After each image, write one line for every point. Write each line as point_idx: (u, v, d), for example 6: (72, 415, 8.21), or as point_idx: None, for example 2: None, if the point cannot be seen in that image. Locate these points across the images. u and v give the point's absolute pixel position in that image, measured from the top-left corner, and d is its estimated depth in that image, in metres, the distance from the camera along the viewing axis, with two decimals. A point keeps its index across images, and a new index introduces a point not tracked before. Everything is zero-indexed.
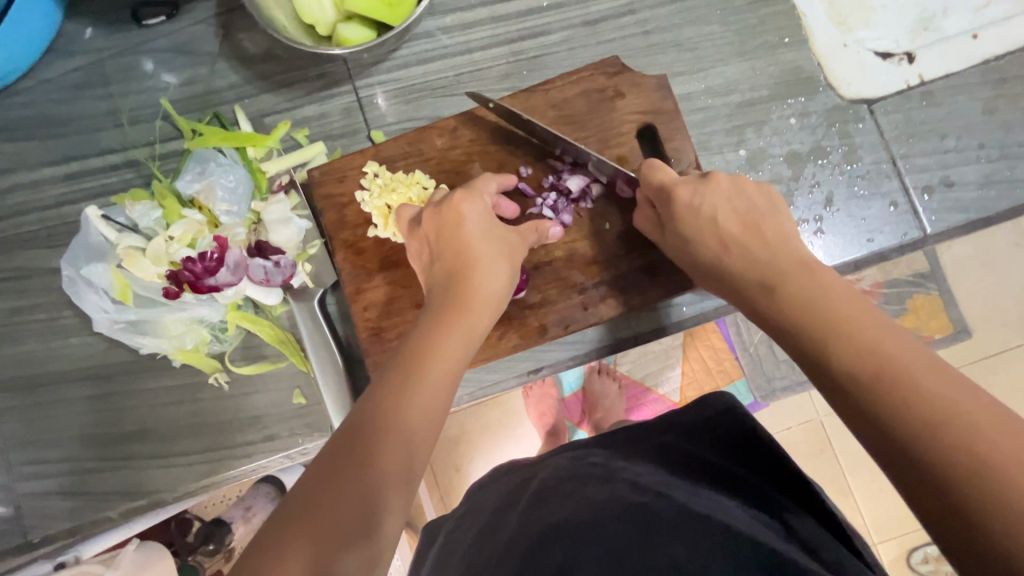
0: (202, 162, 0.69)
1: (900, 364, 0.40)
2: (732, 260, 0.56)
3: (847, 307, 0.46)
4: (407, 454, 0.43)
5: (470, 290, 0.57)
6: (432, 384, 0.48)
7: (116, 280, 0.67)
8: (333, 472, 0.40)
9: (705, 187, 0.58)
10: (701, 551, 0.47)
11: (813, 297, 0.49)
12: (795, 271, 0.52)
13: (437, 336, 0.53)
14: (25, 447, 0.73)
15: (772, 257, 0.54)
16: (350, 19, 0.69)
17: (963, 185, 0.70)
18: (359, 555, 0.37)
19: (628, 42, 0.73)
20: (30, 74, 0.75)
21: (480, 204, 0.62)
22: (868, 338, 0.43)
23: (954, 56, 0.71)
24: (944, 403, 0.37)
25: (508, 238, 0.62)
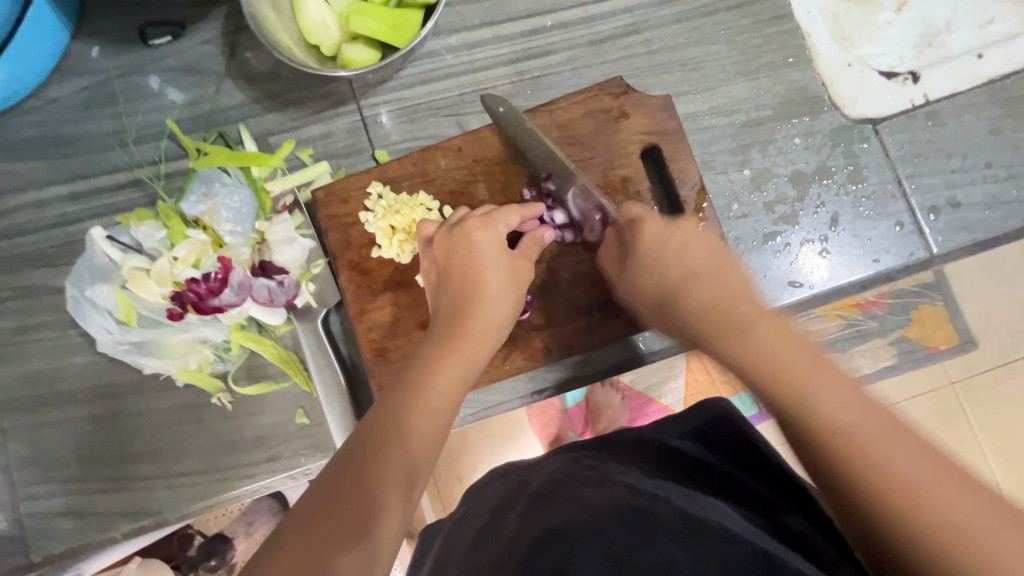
0: (207, 183, 0.68)
1: (850, 419, 0.43)
2: (691, 295, 0.57)
3: (787, 349, 0.49)
4: (399, 472, 0.45)
5: (474, 315, 0.57)
6: (436, 409, 0.50)
7: (120, 301, 0.68)
8: (337, 490, 0.42)
9: (674, 226, 0.60)
10: (697, 553, 0.46)
11: (772, 346, 0.49)
12: (744, 308, 0.53)
13: (439, 359, 0.53)
14: (28, 467, 0.72)
15: (725, 298, 0.55)
16: (355, 40, 0.70)
17: (971, 206, 0.69)
18: (356, 558, 0.39)
19: (632, 61, 0.73)
20: (38, 94, 0.76)
21: (496, 232, 0.60)
22: (821, 393, 0.45)
23: (960, 75, 0.71)
24: (898, 463, 0.41)
25: (519, 266, 0.61)
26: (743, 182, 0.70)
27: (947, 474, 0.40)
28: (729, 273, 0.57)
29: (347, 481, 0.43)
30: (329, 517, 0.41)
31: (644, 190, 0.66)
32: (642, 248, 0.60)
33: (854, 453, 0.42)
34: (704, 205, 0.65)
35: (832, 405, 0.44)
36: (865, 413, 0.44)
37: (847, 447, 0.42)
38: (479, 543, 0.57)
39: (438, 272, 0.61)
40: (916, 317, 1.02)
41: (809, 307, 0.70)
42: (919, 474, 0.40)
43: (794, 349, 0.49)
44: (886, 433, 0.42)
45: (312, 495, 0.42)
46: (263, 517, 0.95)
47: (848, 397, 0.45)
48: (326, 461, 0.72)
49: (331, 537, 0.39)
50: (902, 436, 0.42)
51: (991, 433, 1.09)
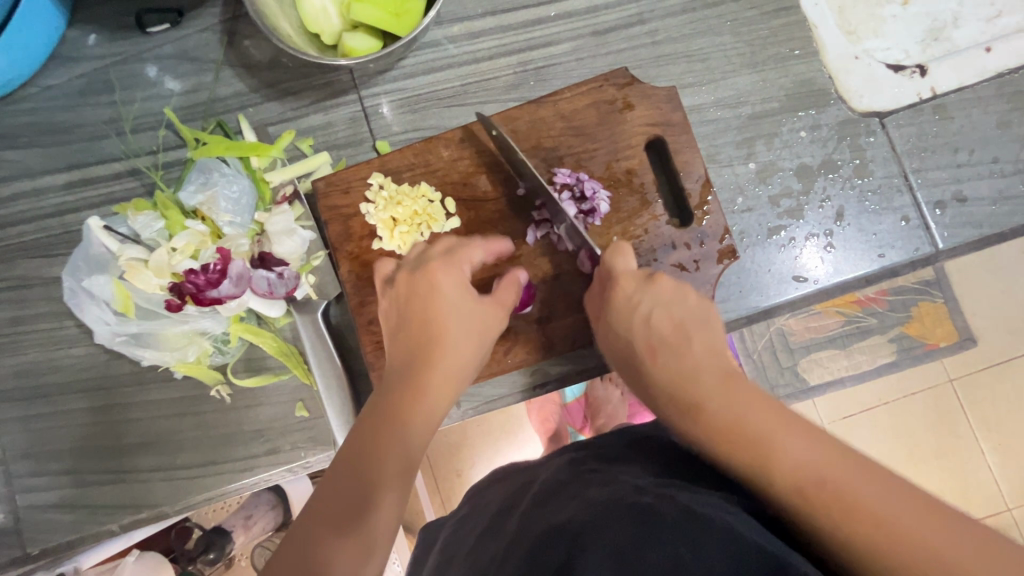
0: (204, 173, 0.67)
1: (799, 460, 0.43)
2: (659, 364, 0.56)
3: (736, 408, 0.49)
4: (393, 475, 0.50)
5: (448, 347, 0.59)
6: (419, 425, 0.54)
7: (117, 291, 0.67)
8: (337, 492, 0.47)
9: (647, 287, 0.59)
10: (702, 549, 0.45)
11: (733, 413, 0.48)
12: (700, 381, 0.53)
13: (419, 383, 0.57)
14: (26, 458, 0.72)
15: (686, 377, 0.54)
16: (355, 29, 0.69)
17: (977, 201, 0.69)
18: (354, 548, 0.44)
19: (636, 52, 0.72)
20: (33, 81, 0.74)
21: (459, 273, 0.61)
22: (776, 445, 0.45)
23: (968, 68, 0.70)
24: (885, 511, 0.39)
25: (488, 310, 0.61)
26: (748, 176, 0.69)
27: (929, 506, 0.39)
28: (694, 335, 0.57)
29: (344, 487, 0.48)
30: (330, 518, 0.45)
31: (648, 183, 0.66)
32: (612, 307, 0.60)
33: (814, 508, 0.41)
34: (708, 198, 0.64)
35: (800, 460, 0.43)
36: (801, 447, 0.44)
37: (818, 501, 0.41)
38: (484, 543, 0.57)
39: (399, 310, 0.61)
40: (916, 314, 1.02)
41: (813, 301, 0.69)
42: (895, 506, 0.39)
43: (761, 412, 0.47)
44: (863, 475, 0.41)
45: (313, 504, 0.47)
46: (262, 510, 0.96)
47: (811, 451, 0.44)
48: (326, 454, 0.72)
49: (331, 534, 0.44)
50: (880, 475, 0.41)
51: (991, 431, 1.09)
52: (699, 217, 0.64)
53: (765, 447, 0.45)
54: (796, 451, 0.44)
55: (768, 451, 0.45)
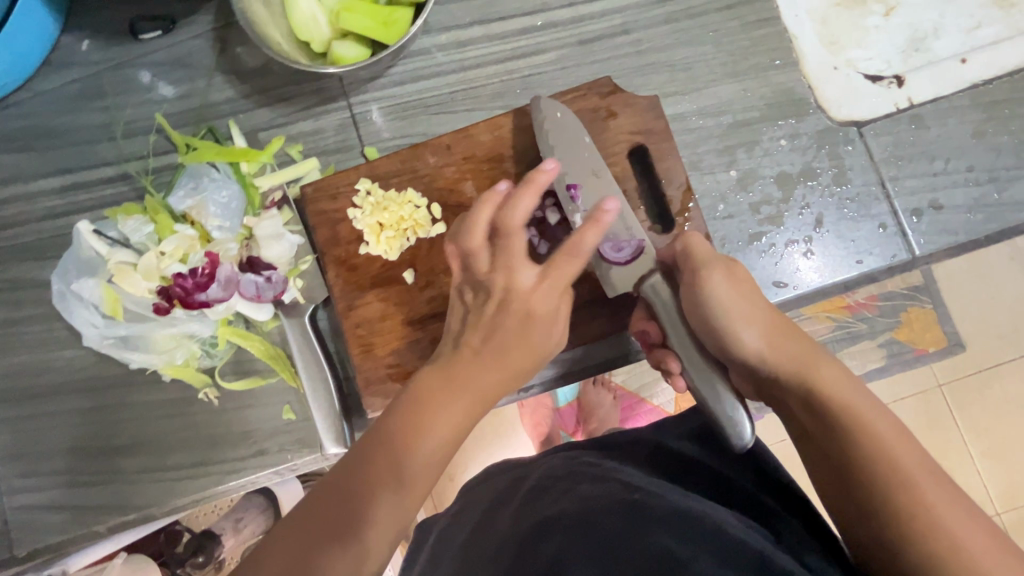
0: (195, 179, 0.69)
1: (898, 447, 0.47)
2: (772, 333, 0.54)
3: (852, 389, 0.50)
4: (392, 482, 0.48)
5: (490, 367, 0.54)
6: (444, 434, 0.50)
7: (106, 295, 0.67)
8: (335, 495, 0.47)
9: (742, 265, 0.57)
10: (689, 542, 0.46)
11: (847, 395, 0.49)
12: (812, 356, 0.52)
13: (452, 389, 0.52)
14: (15, 460, 0.72)
15: (802, 348, 0.53)
16: (345, 37, 0.70)
17: (953, 209, 0.70)
18: (343, 560, 0.44)
19: (621, 61, 0.74)
20: (26, 87, 0.75)
21: (550, 298, 0.55)
22: (875, 424, 0.48)
23: (944, 79, 0.72)
24: (955, 526, 0.44)
25: (559, 330, 0.57)
26: (729, 183, 0.70)
27: (990, 533, 0.44)
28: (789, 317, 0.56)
29: (343, 490, 0.47)
30: (323, 522, 0.45)
31: (631, 190, 0.67)
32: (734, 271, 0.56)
33: (895, 489, 0.46)
34: (689, 205, 0.66)
35: (899, 458, 0.47)
36: (900, 439, 0.47)
37: (901, 483, 0.46)
38: (467, 545, 0.58)
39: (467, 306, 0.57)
40: (905, 319, 1.03)
41: (793, 306, 0.70)
42: (963, 526, 0.44)
43: (868, 408, 0.49)
44: (943, 494, 0.45)
45: (319, 494, 0.47)
46: (251, 513, 0.96)
47: (905, 447, 0.47)
48: (312, 457, 0.72)
49: (321, 540, 0.44)
50: (954, 495, 0.45)
51: (975, 435, 1.10)
52: (680, 223, 0.66)
53: (862, 421, 0.48)
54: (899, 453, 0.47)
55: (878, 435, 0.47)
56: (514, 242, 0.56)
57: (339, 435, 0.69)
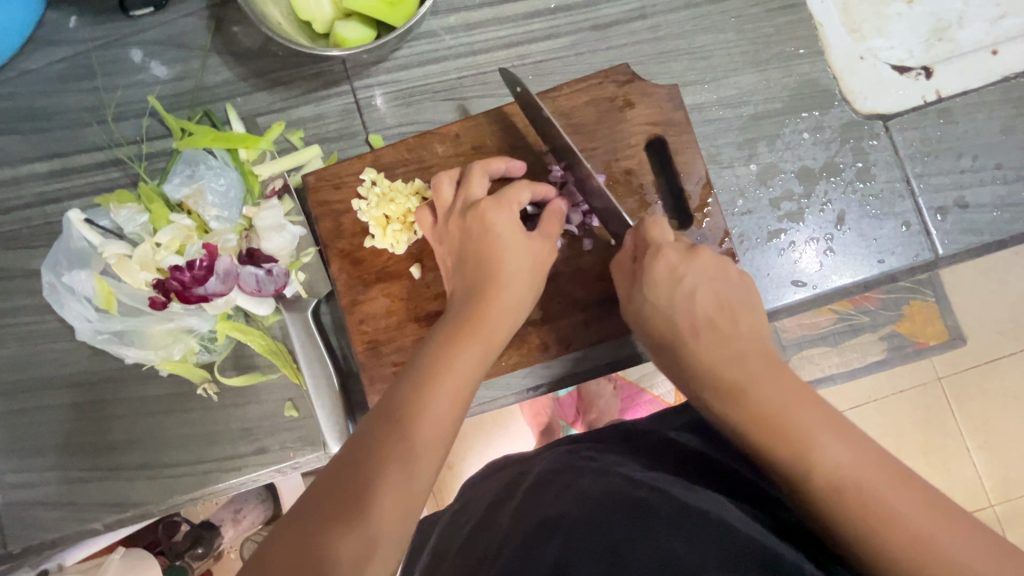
0: (191, 165, 0.66)
1: (813, 428, 0.46)
2: (702, 344, 0.52)
3: (783, 394, 0.48)
4: (398, 451, 0.43)
5: (486, 308, 0.54)
6: (450, 398, 0.47)
7: (99, 288, 0.65)
8: (348, 467, 0.42)
9: (690, 261, 0.55)
10: (696, 547, 0.44)
11: (777, 405, 0.47)
12: (746, 365, 0.50)
13: (454, 349, 0.50)
14: (6, 455, 0.70)
15: (736, 354, 0.51)
16: (348, 17, 0.66)
17: (979, 208, 0.68)
18: (352, 539, 0.38)
19: (638, 47, 0.70)
20: (11, 65, 0.71)
21: (511, 216, 0.58)
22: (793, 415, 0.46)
23: (973, 71, 0.69)
24: (908, 523, 0.41)
25: (539, 248, 0.58)
26: (748, 177, 0.68)
27: (945, 519, 0.41)
28: (740, 317, 0.53)
29: (352, 461, 0.42)
30: (332, 498, 0.40)
31: (647, 183, 0.64)
32: (653, 281, 0.55)
33: (818, 470, 0.44)
34: (709, 200, 0.63)
35: (836, 464, 0.44)
36: (818, 420, 0.46)
37: (807, 472, 0.44)
38: (472, 539, 0.57)
39: (454, 254, 0.59)
40: (906, 313, 1.02)
41: (811, 307, 0.68)
42: (915, 520, 0.41)
43: (796, 408, 0.47)
44: (891, 488, 0.43)
45: (323, 482, 0.42)
46: (250, 504, 0.95)
47: (825, 434, 0.45)
48: (316, 454, 0.70)
49: (331, 518, 0.39)
50: (901, 481, 0.43)
51: (980, 431, 1.10)
52: (699, 219, 0.63)
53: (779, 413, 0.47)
54: (835, 457, 0.44)
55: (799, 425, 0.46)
56: (474, 181, 0.60)
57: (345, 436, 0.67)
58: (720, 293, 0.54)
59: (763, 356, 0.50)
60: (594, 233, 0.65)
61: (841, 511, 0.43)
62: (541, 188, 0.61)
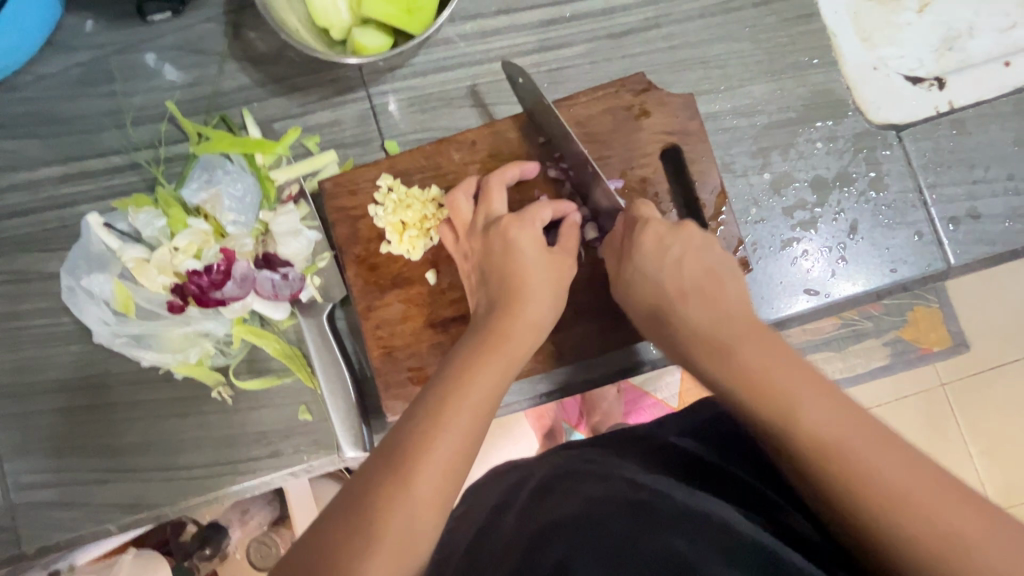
0: (208, 170, 0.67)
1: (787, 382, 0.45)
2: (686, 309, 0.53)
3: (770, 353, 0.47)
4: (406, 462, 0.43)
5: (506, 324, 0.54)
6: (468, 417, 0.46)
7: (118, 291, 0.65)
8: (362, 477, 0.43)
9: (677, 233, 0.56)
10: (698, 542, 0.46)
11: (763, 364, 0.47)
12: (736, 325, 0.50)
13: (474, 364, 0.50)
14: (21, 456, 0.70)
15: (722, 318, 0.51)
16: (366, 24, 0.66)
17: (992, 218, 0.68)
18: (357, 549, 0.39)
19: (653, 56, 0.71)
20: (29, 69, 0.72)
21: (533, 230, 0.59)
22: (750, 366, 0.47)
23: (986, 83, 0.70)
24: (911, 496, 0.39)
25: (560, 264, 0.59)
26: (762, 186, 0.68)
27: (954, 495, 0.39)
28: (728, 284, 0.54)
29: (368, 472, 0.43)
30: (344, 509, 0.41)
31: (662, 191, 0.64)
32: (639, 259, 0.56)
33: (799, 424, 0.43)
34: (724, 209, 0.63)
35: (824, 427, 0.43)
36: (797, 378, 0.45)
37: (786, 424, 0.44)
38: (476, 542, 0.57)
39: (477, 270, 0.60)
40: (910, 318, 1.03)
41: (823, 315, 0.69)
42: (910, 487, 0.39)
43: (794, 374, 0.45)
44: (889, 456, 0.41)
45: (346, 493, 0.43)
46: (258, 505, 0.95)
47: (818, 399, 0.44)
48: (329, 458, 0.70)
49: (342, 527, 0.40)
50: (892, 444, 0.41)
51: (985, 439, 1.10)
52: (713, 228, 0.64)
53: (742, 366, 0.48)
54: (821, 419, 0.43)
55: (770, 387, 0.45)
56: (493, 196, 0.61)
57: (358, 439, 0.68)
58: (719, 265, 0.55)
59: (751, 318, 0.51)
60: None
61: (840, 494, 0.41)
62: (560, 204, 0.62)
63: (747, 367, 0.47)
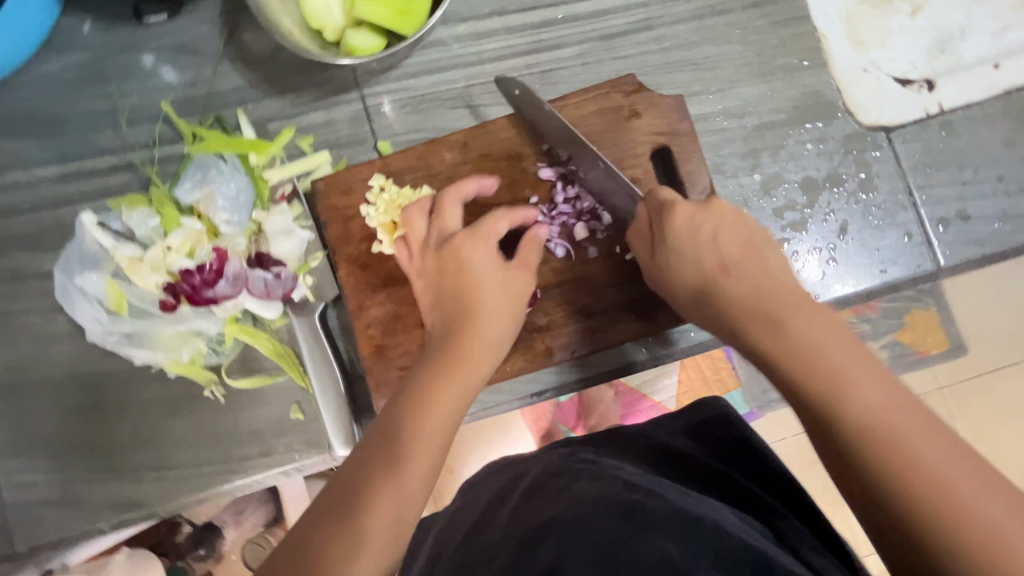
0: (202, 169, 0.67)
1: (839, 360, 0.45)
2: (728, 287, 0.53)
3: (823, 329, 0.48)
4: (378, 476, 0.46)
5: (466, 342, 0.57)
6: (433, 430, 0.49)
7: (111, 290, 0.66)
8: (340, 490, 0.45)
9: (706, 209, 0.56)
10: (691, 549, 0.44)
11: (817, 338, 0.47)
12: (783, 300, 0.51)
13: (439, 378, 0.53)
14: (15, 454, 0.71)
15: (767, 288, 0.52)
16: (359, 26, 0.67)
17: (981, 219, 0.69)
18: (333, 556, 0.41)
19: (644, 58, 0.71)
20: (26, 70, 0.72)
21: (486, 247, 0.61)
22: (812, 339, 0.47)
23: (975, 85, 0.70)
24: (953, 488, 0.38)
25: (516, 277, 0.61)
26: (753, 187, 0.69)
27: (988, 482, 0.38)
28: (767, 255, 0.55)
29: (344, 485, 0.46)
30: (320, 520, 0.44)
31: (652, 192, 0.65)
32: (674, 238, 0.56)
33: (847, 399, 0.43)
34: None
35: (874, 405, 0.42)
36: (850, 357, 0.45)
37: (830, 391, 0.44)
38: (468, 542, 0.57)
39: (433, 288, 0.62)
40: (907, 321, 1.02)
41: None
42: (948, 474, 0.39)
43: (845, 357, 0.45)
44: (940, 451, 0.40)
45: (315, 508, 0.45)
46: (252, 506, 0.95)
47: (876, 385, 0.43)
48: (321, 457, 0.70)
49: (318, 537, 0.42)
50: (934, 428, 0.41)
51: (981, 441, 1.10)
52: None
53: (791, 335, 0.48)
54: (872, 398, 0.42)
55: (817, 361, 0.45)
56: (447, 213, 0.63)
57: (349, 437, 0.68)
58: (760, 238, 0.56)
59: (804, 296, 0.51)
60: (599, 241, 0.66)
61: (873, 462, 0.40)
62: (516, 213, 0.62)
63: (798, 336, 0.48)
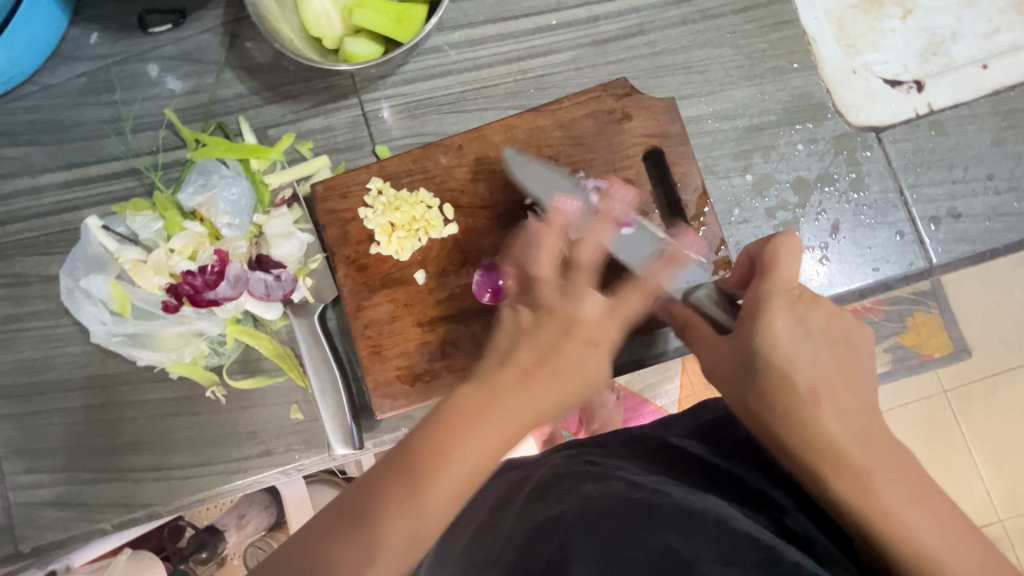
0: (204, 175, 0.68)
1: (916, 516, 0.42)
2: (829, 400, 0.46)
3: (902, 474, 0.44)
4: (364, 542, 0.41)
5: (503, 395, 0.45)
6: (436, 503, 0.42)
7: (114, 291, 0.67)
8: (336, 524, 0.42)
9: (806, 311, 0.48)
10: (697, 542, 0.44)
11: (899, 481, 0.43)
12: (877, 431, 0.45)
13: (456, 431, 0.44)
14: (19, 456, 0.72)
15: (867, 415, 0.46)
16: (357, 33, 0.69)
17: (971, 217, 0.69)
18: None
19: (636, 62, 0.73)
20: (35, 79, 0.74)
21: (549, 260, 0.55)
22: (910, 520, 0.42)
23: (964, 85, 0.71)
24: None
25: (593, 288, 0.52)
26: (744, 188, 0.70)
27: None
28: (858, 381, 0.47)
29: (342, 527, 0.42)
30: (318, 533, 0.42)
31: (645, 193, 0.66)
32: (773, 339, 0.47)
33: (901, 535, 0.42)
34: (705, 209, 0.65)
35: (932, 552, 0.42)
36: (926, 508, 0.43)
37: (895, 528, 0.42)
38: (478, 541, 0.58)
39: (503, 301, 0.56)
40: (911, 324, 1.01)
41: None
42: None
43: (916, 498, 0.43)
44: None
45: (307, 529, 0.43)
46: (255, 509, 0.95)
47: (931, 524, 0.43)
48: (320, 457, 0.72)
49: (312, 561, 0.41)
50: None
51: (986, 443, 1.09)
52: (695, 228, 0.65)
53: (895, 523, 0.42)
54: (928, 543, 0.42)
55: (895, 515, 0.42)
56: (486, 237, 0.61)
57: (348, 437, 0.68)
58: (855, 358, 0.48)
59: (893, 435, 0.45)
60: None
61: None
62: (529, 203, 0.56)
63: (885, 487, 0.43)
